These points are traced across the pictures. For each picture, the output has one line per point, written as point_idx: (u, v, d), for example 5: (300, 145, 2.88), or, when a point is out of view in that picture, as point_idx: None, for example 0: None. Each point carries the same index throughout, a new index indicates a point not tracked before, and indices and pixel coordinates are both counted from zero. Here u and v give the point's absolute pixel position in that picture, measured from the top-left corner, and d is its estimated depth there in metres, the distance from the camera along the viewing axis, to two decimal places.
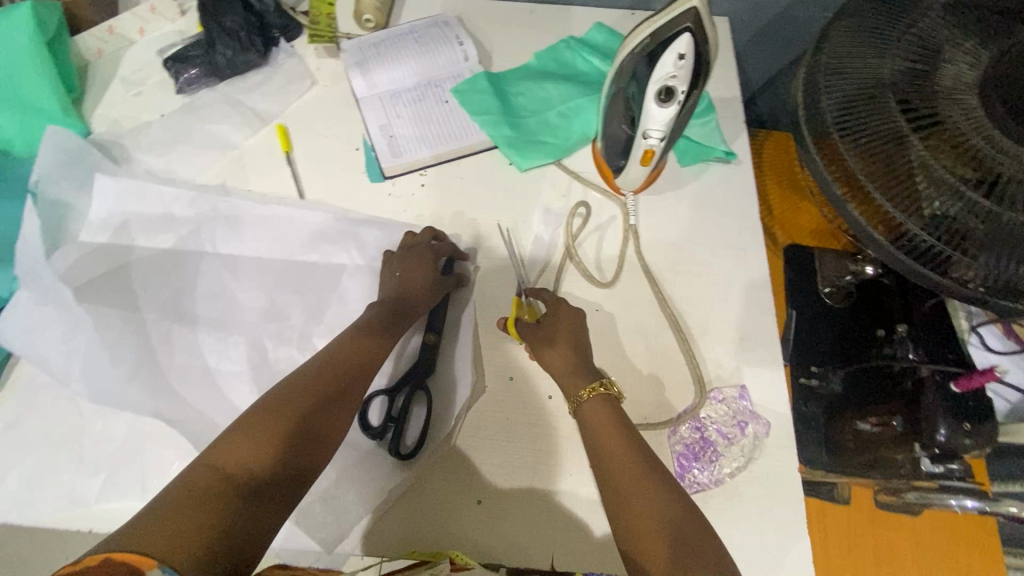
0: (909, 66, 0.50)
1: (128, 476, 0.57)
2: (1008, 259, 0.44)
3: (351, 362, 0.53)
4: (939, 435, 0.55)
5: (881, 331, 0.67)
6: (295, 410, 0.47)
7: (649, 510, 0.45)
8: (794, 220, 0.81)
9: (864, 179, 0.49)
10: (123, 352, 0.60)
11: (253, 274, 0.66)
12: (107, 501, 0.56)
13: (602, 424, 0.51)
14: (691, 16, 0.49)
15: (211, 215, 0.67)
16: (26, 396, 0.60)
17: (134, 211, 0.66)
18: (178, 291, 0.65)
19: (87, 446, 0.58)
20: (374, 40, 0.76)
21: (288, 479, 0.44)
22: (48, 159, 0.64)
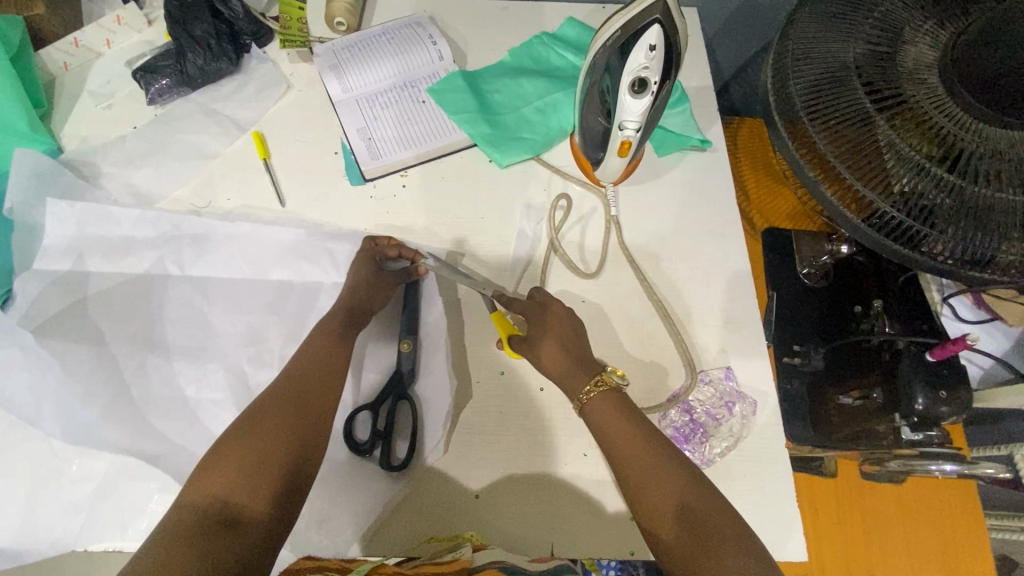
0: (872, 49, 0.52)
1: (111, 511, 0.56)
2: (974, 232, 0.46)
3: (315, 372, 0.52)
4: (917, 404, 0.57)
5: (858, 307, 0.70)
6: (265, 433, 0.46)
7: (666, 498, 0.45)
8: (771, 204, 0.83)
9: (834, 160, 0.51)
10: (100, 385, 0.60)
11: (227, 297, 0.67)
12: (91, 536, 0.55)
13: (607, 417, 0.50)
14: (659, 8, 0.50)
15: (176, 236, 0.66)
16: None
17: (96, 237, 0.65)
18: (145, 322, 0.65)
19: (64, 485, 0.57)
20: (347, 43, 0.76)
21: (273, 499, 0.43)
22: (20, 183, 0.63)
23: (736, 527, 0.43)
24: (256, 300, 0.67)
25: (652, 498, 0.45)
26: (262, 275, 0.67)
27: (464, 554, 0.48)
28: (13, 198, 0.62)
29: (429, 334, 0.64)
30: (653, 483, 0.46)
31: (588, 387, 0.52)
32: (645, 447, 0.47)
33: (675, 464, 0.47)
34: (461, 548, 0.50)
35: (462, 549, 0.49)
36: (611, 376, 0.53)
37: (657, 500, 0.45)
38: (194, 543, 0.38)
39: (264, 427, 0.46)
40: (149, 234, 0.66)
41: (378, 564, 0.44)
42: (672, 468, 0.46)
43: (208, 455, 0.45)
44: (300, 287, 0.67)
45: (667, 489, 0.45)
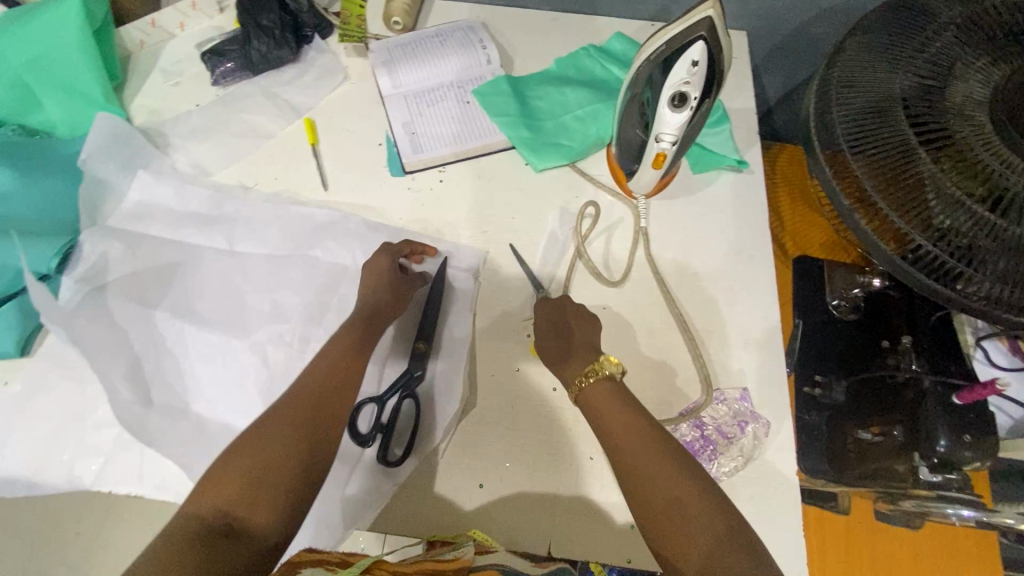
0: (919, 82, 0.56)
1: (129, 460, 0.60)
2: (1008, 273, 0.51)
3: (331, 379, 0.54)
4: (940, 446, 0.55)
5: (886, 342, 0.69)
6: (269, 447, 0.47)
7: (662, 491, 0.45)
8: (806, 233, 0.83)
9: (873, 191, 0.57)
10: (142, 344, 0.64)
11: (261, 274, 0.68)
12: (110, 482, 0.59)
13: (607, 408, 0.51)
14: (705, 26, 0.51)
15: (234, 213, 0.71)
16: (39, 375, 0.63)
17: (160, 203, 0.71)
18: (189, 292, 0.67)
19: (89, 428, 0.61)
20: (401, 41, 0.79)
21: (275, 517, 0.45)
22: (96, 141, 0.68)
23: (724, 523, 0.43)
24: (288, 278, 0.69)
25: (651, 491, 0.46)
26: (294, 252, 0.69)
27: (466, 553, 0.48)
28: (88, 150, 0.68)
29: (450, 326, 0.66)
30: (646, 477, 0.46)
31: (582, 375, 0.53)
32: (642, 436, 0.48)
33: (670, 451, 0.47)
34: (464, 548, 0.50)
35: (464, 549, 0.49)
36: (605, 364, 0.54)
37: (649, 488, 0.46)
38: (193, 554, 0.40)
39: (273, 439, 0.48)
40: (211, 210, 0.71)
41: (379, 560, 0.44)
42: (669, 460, 0.47)
43: (215, 466, 0.47)
44: (326, 266, 0.68)
45: (660, 478, 0.46)
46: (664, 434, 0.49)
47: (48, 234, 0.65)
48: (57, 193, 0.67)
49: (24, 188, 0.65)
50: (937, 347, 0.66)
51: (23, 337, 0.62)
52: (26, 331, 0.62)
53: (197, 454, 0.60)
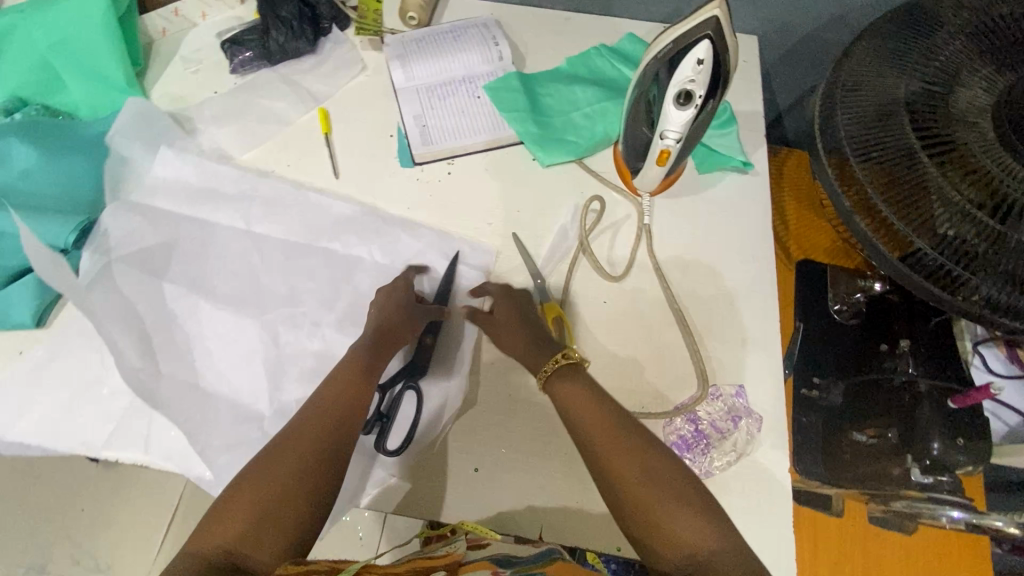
0: (925, 87, 0.57)
1: (135, 431, 0.62)
2: (1009, 280, 0.52)
3: (338, 404, 0.55)
4: (934, 448, 0.61)
5: (884, 346, 0.70)
6: (271, 480, 0.50)
7: (638, 472, 0.48)
8: (811, 237, 0.82)
9: (874, 193, 0.57)
10: (157, 318, 0.66)
11: (276, 257, 0.70)
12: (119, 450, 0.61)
13: (575, 394, 0.54)
14: (711, 25, 0.52)
15: (252, 197, 0.72)
16: (50, 344, 0.65)
17: (184, 183, 0.72)
18: (206, 270, 0.69)
19: (97, 398, 0.63)
20: (416, 35, 0.81)
21: (276, 551, 0.47)
22: (127, 119, 0.72)
23: (695, 496, 0.48)
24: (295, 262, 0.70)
25: (626, 473, 0.48)
26: (304, 239, 0.71)
27: (457, 549, 0.49)
28: (116, 128, 0.71)
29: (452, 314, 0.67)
30: (622, 460, 0.49)
31: (548, 363, 0.56)
32: (611, 418, 0.52)
33: (633, 431, 0.51)
34: (455, 543, 0.51)
35: (457, 543, 0.51)
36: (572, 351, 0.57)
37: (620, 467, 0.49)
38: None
39: (276, 468, 0.50)
40: (230, 192, 0.72)
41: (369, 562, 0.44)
42: (639, 440, 0.50)
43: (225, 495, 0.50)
44: (335, 252, 0.70)
45: (629, 454, 0.49)
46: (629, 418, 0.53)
47: (67, 210, 0.67)
48: (76, 169, 0.69)
49: (49, 166, 0.68)
50: (937, 351, 0.69)
51: (40, 308, 0.64)
52: (43, 303, 0.64)
53: (201, 428, 0.62)
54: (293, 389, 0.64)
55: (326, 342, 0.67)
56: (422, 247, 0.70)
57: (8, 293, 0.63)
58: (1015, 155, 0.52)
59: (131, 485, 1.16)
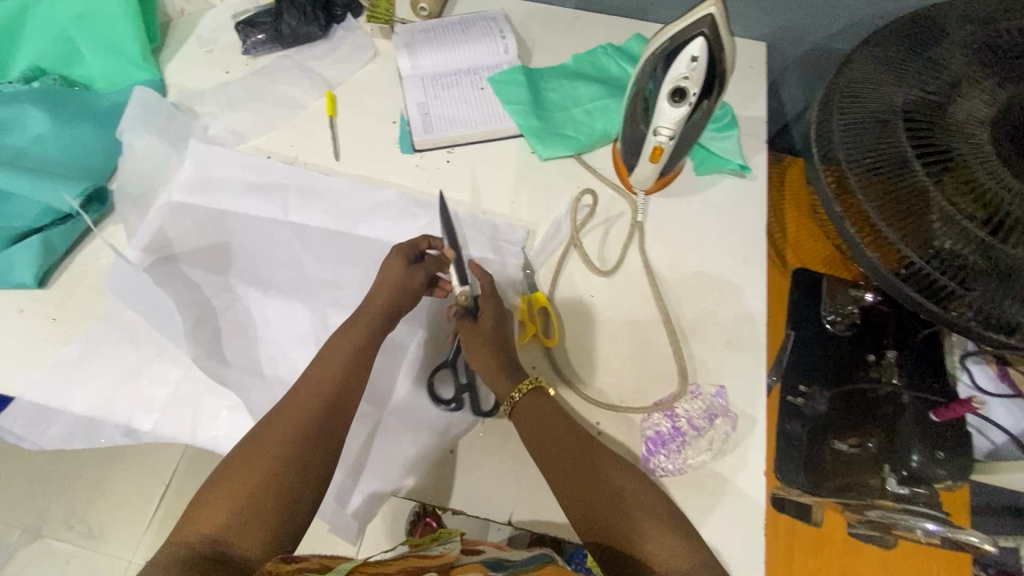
0: (922, 95, 0.57)
1: (120, 392, 0.63)
2: (998, 294, 0.52)
3: (326, 392, 0.57)
4: (912, 460, 0.59)
5: (871, 356, 0.71)
6: (253, 472, 0.51)
7: (606, 486, 0.53)
8: (807, 246, 0.82)
9: (864, 199, 0.57)
10: (205, 306, 0.67)
11: (319, 243, 0.71)
12: (110, 412, 0.62)
13: (538, 413, 0.57)
14: (708, 22, 0.53)
15: (286, 185, 0.73)
16: (45, 303, 0.66)
17: (223, 175, 0.73)
18: (231, 248, 0.71)
19: (80, 360, 0.63)
20: (425, 26, 0.82)
21: (264, 539, 0.48)
22: (135, 111, 0.73)
23: (661, 512, 0.52)
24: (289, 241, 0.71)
25: (594, 491, 0.53)
26: (300, 218, 0.72)
27: (451, 550, 0.48)
28: (126, 119, 0.72)
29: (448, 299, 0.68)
30: (594, 479, 0.53)
31: (518, 386, 0.58)
32: (573, 437, 0.55)
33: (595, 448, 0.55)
34: (450, 542, 0.51)
35: (450, 543, 0.50)
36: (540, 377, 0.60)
37: (575, 484, 0.53)
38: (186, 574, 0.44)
39: (264, 457, 0.52)
40: (253, 175, 0.73)
41: (359, 563, 0.45)
42: (605, 454, 0.55)
43: (210, 486, 0.51)
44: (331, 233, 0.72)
45: (591, 472, 0.53)
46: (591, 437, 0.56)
47: (74, 178, 0.68)
48: (86, 140, 0.71)
49: (61, 136, 0.71)
50: (921, 362, 0.70)
51: (42, 269, 0.65)
52: (44, 264, 0.65)
53: (187, 395, 0.64)
54: (280, 362, 0.66)
55: (315, 318, 0.68)
56: (416, 232, 0.71)
57: (10, 254, 0.65)
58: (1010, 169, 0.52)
59: (126, 458, 1.18)
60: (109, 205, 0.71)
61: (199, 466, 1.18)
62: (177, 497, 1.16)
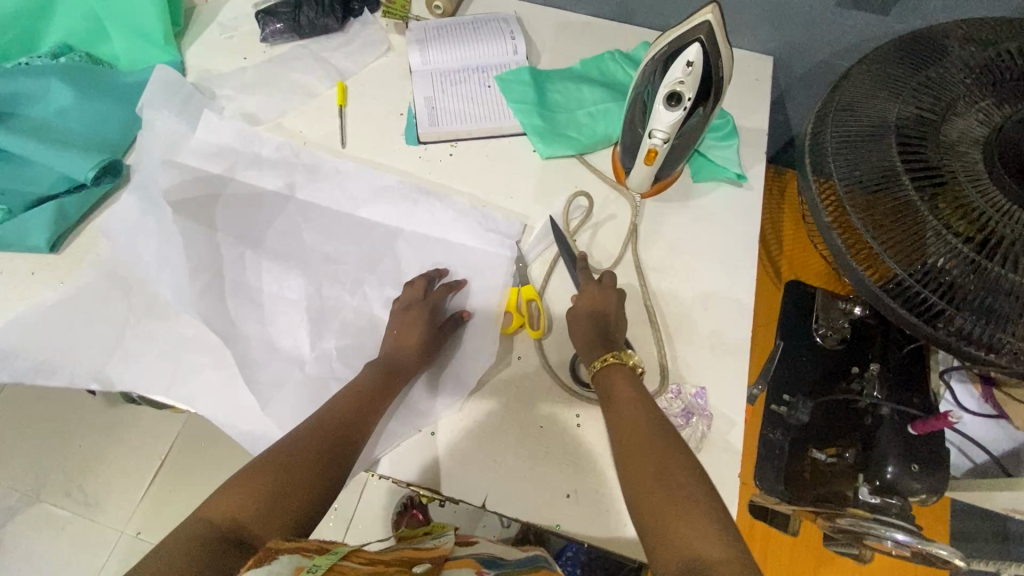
0: (918, 112, 0.57)
1: (118, 355, 0.65)
2: (987, 311, 0.51)
3: (354, 394, 0.60)
4: (887, 471, 0.63)
5: (853, 368, 0.78)
6: (283, 466, 0.52)
7: (652, 465, 0.51)
8: (804, 260, 0.90)
9: (852, 211, 0.58)
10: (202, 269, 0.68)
11: (322, 221, 0.74)
12: (105, 374, 0.64)
13: (618, 385, 0.58)
14: (703, 30, 0.55)
15: (295, 164, 0.76)
16: (56, 265, 0.69)
17: (231, 149, 0.76)
18: (252, 224, 0.73)
19: (83, 319, 0.66)
20: (438, 24, 0.84)
21: (278, 529, 0.48)
22: (155, 89, 0.76)
23: (700, 497, 0.47)
24: (293, 223, 0.74)
25: (640, 466, 0.51)
26: (306, 201, 0.75)
27: (446, 543, 0.51)
28: (146, 98, 0.75)
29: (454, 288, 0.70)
30: (648, 458, 0.51)
31: (604, 356, 0.59)
32: (648, 429, 0.53)
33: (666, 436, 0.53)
34: (444, 537, 0.53)
35: (445, 537, 0.53)
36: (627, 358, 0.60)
37: (639, 467, 0.51)
38: (205, 550, 0.44)
39: (300, 452, 0.53)
40: (261, 152, 0.76)
41: (357, 548, 0.46)
42: (659, 441, 0.52)
43: (240, 473, 0.51)
44: (334, 217, 0.74)
45: (649, 460, 0.51)
46: (660, 414, 0.55)
47: (93, 149, 0.71)
48: (105, 114, 0.74)
49: (82, 109, 0.74)
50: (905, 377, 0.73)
51: (55, 234, 0.68)
52: (59, 229, 0.68)
53: (183, 363, 0.66)
54: (275, 335, 0.67)
55: (310, 298, 0.70)
56: (416, 221, 0.73)
57: (26, 218, 0.68)
58: (1001, 189, 0.52)
59: (128, 429, 1.21)
60: (122, 177, 0.73)
61: (195, 444, 1.21)
62: (173, 470, 1.19)
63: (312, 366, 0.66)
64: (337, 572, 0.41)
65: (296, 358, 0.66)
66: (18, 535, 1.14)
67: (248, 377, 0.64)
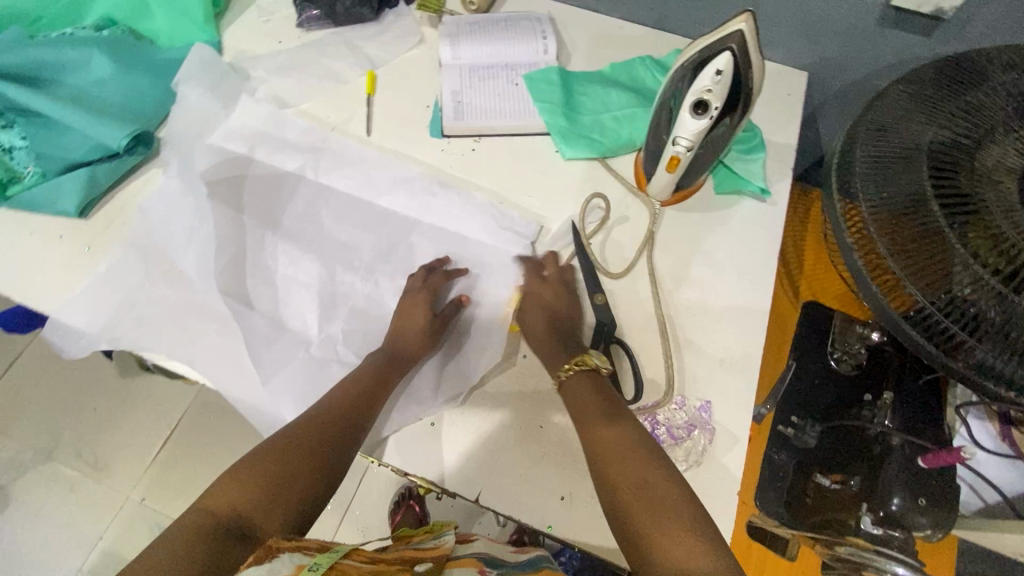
0: (952, 136, 0.56)
1: (128, 321, 0.66)
2: (1012, 347, 0.50)
3: (358, 380, 0.61)
4: (892, 503, 0.74)
5: (868, 395, 0.82)
6: (277, 461, 0.52)
7: (639, 484, 0.51)
8: (824, 282, 0.89)
9: (876, 234, 0.57)
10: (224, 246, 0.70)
11: (341, 206, 0.74)
12: (115, 338, 0.65)
13: (583, 393, 0.58)
14: (736, 38, 0.54)
15: (320, 150, 0.77)
16: (83, 230, 0.71)
17: (260, 131, 0.77)
18: (273, 203, 0.74)
19: (103, 284, 0.67)
20: (471, 19, 0.84)
21: (275, 526, 0.50)
22: (193, 68, 0.78)
23: (686, 513, 0.49)
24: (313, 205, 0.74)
25: (628, 483, 0.51)
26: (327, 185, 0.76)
27: (447, 543, 0.51)
28: (184, 75, 0.78)
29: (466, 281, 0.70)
30: (632, 474, 0.52)
31: (569, 365, 0.60)
32: (632, 445, 0.54)
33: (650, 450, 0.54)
34: (444, 536, 0.53)
35: (445, 537, 0.53)
36: (593, 358, 0.60)
37: (621, 478, 0.52)
38: (200, 546, 0.46)
39: (293, 446, 0.54)
40: (289, 136, 0.77)
41: (358, 547, 0.46)
42: (647, 457, 0.53)
43: (237, 467, 0.52)
44: (352, 202, 0.75)
45: (632, 473, 0.52)
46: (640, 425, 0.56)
47: (126, 120, 0.73)
48: (141, 87, 0.76)
49: (119, 81, 0.76)
50: (914, 408, 0.80)
51: (85, 200, 0.70)
52: (88, 196, 0.70)
53: (189, 333, 0.66)
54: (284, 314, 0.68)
55: (322, 281, 0.70)
56: (433, 213, 0.73)
57: (59, 183, 0.70)
58: None
59: (141, 398, 1.24)
60: (153, 149, 0.75)
61: (204, 418, 1.23)
62: (181, 441, 1.22)
63: (320, 348, 0.66)
64: (337, 570, 0.42)
65: (304, 339, 0.67)
66: (26, 491, 1.17)
67: (257, 354, 0.64)
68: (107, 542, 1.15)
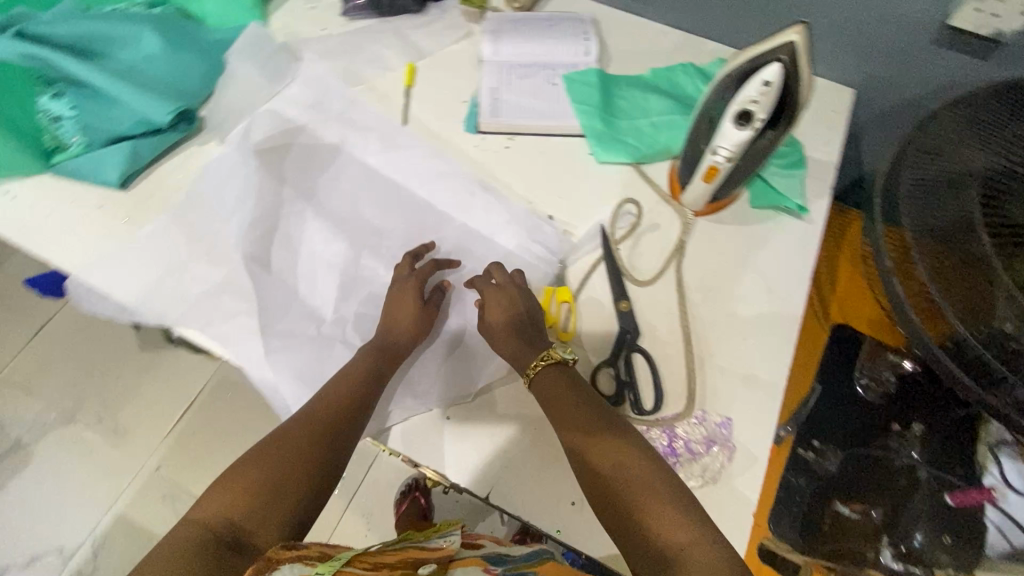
0: (1006, 164, 0.54)
1: (160, 292, 0.67)
2: None
3: (372, 366, 0.61)
4: (915, 538, 0.81)
5: (895, 425, 0.83)
6: (270, 466, 0.52)
7: (655, 502, 0.49)
8: (856, 305, 0.88)
9: (919, 260, 0.55)
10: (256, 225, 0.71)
11: (372, 193, 0.75)
12: (146, 308, 0.66)
13: (556, 390, 0.58)
14: (787, 50, 0.53)
15: (355, 137, 0.78)
16: (122, 201, 0.72)
17: (299, 115, 0.78)
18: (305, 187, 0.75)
19: (139, 255, 0.69)
20: (514, 16, 0.84)
21: (272, 535, 0.49)
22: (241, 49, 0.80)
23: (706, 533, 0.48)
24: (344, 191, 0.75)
25: (640, 498, 0.50)
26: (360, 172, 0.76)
27: (452, 543, 0.51)
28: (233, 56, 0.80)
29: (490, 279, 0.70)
30: (643, 488, 0.50)
31: (535, 362, 0.59)
32: (636, 456, 0.53)
33: (653, 464, 0.52)
34: (450, 537, 0.53)
35: (451, 539, 0.53)
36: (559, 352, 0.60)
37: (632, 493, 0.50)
38: (198, 553, 0.45)
39: (285, 449, 0.54)
40: (326, 123, 0.78)
41: (360, 553, 0.46)
42: (655, 475, 0.51)
43: (228, 474, 0.52)
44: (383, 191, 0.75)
45: (645, 488, 0.50)
46: (635, 437, 0.55)
47: (172, 96, 0.75)
48: (185, 64, 0.78)
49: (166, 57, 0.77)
50: (946, 444, 0.82)
51: (127, 172, 0.71)
52: (130, 168, 0.72)
53: (218, 308, 0.67)
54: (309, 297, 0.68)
55: (349, 267, 0.70)
56: (462, 208, 0.73)
57: (103, 153, 0.71)
58: None
59: (163, 368, 1.27)
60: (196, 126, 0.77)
61: (223, 393, 1.26)
62: (199, 414, 1.24)
63: (343, 334, 0.67)
64: None
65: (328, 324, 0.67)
66: (48, 450, 1.21)
67: (281, 334, 0.65)
68: (122, 506, 1.18)
